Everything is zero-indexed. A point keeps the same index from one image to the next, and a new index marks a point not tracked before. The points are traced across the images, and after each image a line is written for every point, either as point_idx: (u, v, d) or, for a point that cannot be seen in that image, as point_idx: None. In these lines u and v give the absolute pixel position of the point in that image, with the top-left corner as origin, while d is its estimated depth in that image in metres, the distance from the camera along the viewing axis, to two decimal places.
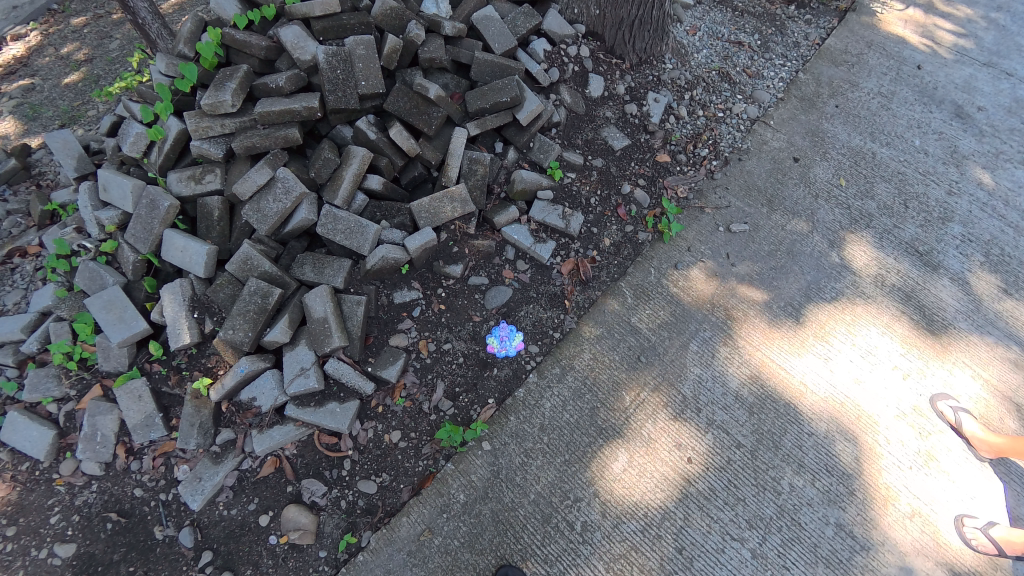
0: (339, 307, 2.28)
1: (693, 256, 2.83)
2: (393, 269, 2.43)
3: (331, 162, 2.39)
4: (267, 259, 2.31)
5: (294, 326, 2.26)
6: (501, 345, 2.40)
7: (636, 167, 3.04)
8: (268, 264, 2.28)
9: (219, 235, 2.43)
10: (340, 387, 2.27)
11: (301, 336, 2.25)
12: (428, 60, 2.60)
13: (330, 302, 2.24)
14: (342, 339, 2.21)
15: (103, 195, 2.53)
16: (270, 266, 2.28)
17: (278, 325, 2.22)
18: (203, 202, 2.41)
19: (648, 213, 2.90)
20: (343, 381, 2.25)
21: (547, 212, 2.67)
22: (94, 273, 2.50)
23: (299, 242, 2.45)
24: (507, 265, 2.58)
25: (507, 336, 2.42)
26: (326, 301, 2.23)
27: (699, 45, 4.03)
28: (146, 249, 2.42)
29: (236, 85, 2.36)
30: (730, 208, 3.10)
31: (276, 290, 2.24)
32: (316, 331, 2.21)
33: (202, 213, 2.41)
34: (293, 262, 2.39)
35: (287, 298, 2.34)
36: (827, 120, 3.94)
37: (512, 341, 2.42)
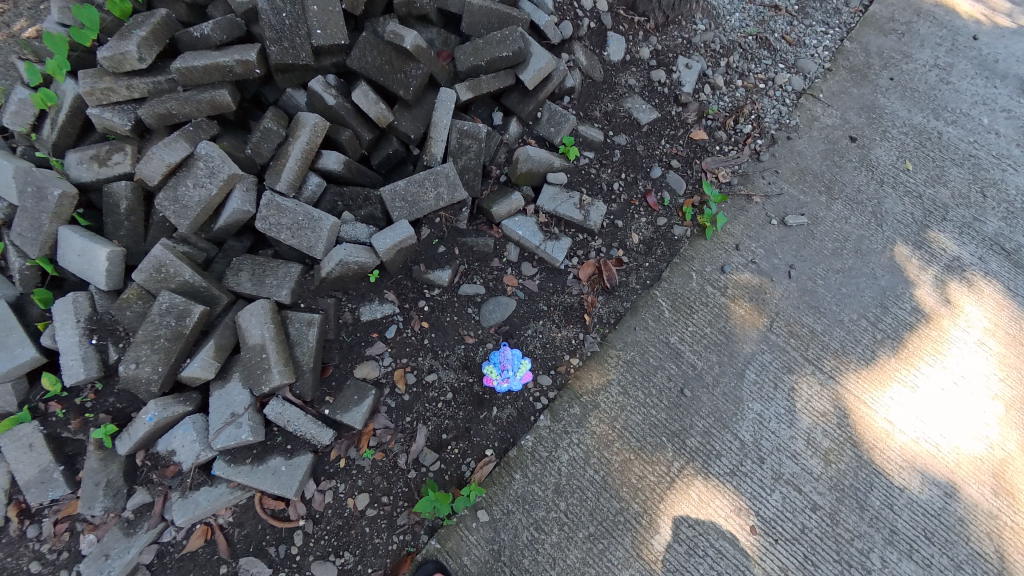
0: (284, 329, 1.68)
1: (742, 256, 2.25)
2: (358, 277, 1.79)
3: (274, 136, 1.80)
4: (189, 264, 1.73)
5: (224, 355, 1.68)
6: (502, 377, 1.81)
7: (667, 146, 2.48)
8: (189, 271, 1.70)
9: (130, 232, 1.84)
10: (286, 436, 1.69)
11: (234, 368, 1.68)
12: (405, 5, 2.00)
13: (271, 323, 1.64)
14: (286, 374, 1.63)
15: None
16: (192, 273, 1.69)
17: (199, 357, 1.63)
18: (108, 190, 1.82)
19: (685, 202, 2.33)
20: (290, 429, 1.67)
21: (560, 200, 2.07)
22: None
23: (239, 242, 1.88)
24: (508, 270, 1.97)
25: (510, 366, 1.82)
26: (264, 322, 1.63)
27: (733, 7, 3.43)
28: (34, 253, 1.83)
29: (146, 34, 1.76)
30: (783, 196, 2.53)
31: (197, 307, 1.66)
32: (251, 362, 1.63)
33: (107, 205, 1.82)
34: (228, 268, 1.81)
35: (216, 315, 1.75)
36: (882, 94, 3.37)
37: (515, 373, 1.82)
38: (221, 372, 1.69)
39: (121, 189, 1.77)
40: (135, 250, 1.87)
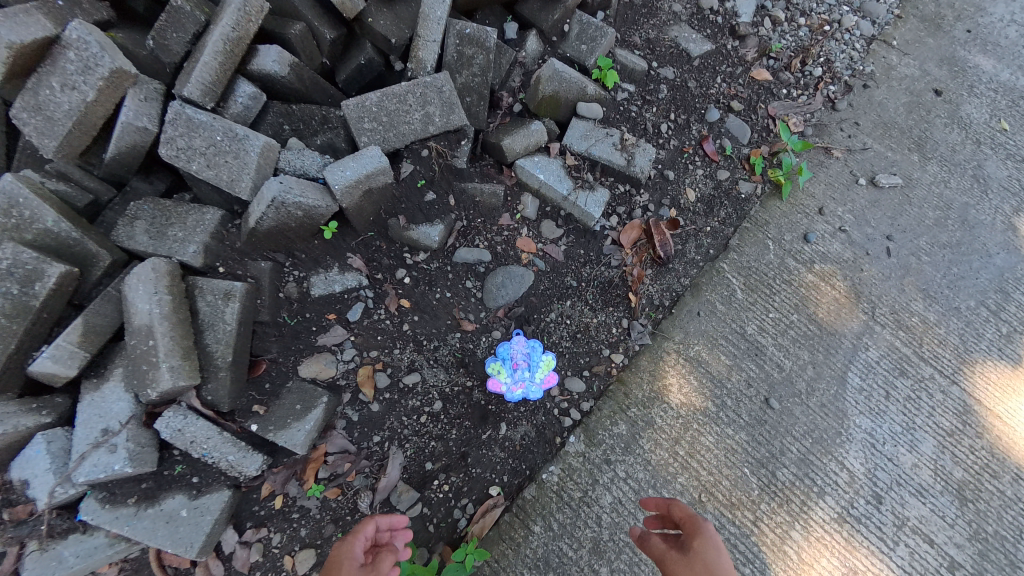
0: (190, 304, 1.13)
1: (828, 222, 1.71)
2: (306, 230, 1.22)
3: (188, 24, 1.25)
4: (55, 205, 1.16)
5: (100, 341, 1.12)
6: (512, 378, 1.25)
7: (724, 85, 1.93)
8: (52, 215, 1.13)
9: None
10: (191, 466, 1.12)
11: (118, 360, 1.13)
12: None
13: (168, 294, 1.08)
14: (185, 372, 1.06)
15: None
16: (54, 216, 1.13)
17: (57, 342, 1.08)
18: None
19: (751, 151, 1.77)
20: (195, 453, 1.11)
21: (595, 138, 1.50)
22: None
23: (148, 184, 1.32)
24: (522, 230, 1.40)
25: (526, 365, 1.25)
26: (154, 294, 1.07)
27: None
28: None
29: None
30: (868, 152, 1.99)
31: (58, 267, 1.09)
32: (134, 354, 1.07)
33: None
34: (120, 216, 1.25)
35: (94, 283, 1.18)
36: (962, 45, 2.82)
37: (532, 375, 1.25)
38: (98, 367, 1.14)
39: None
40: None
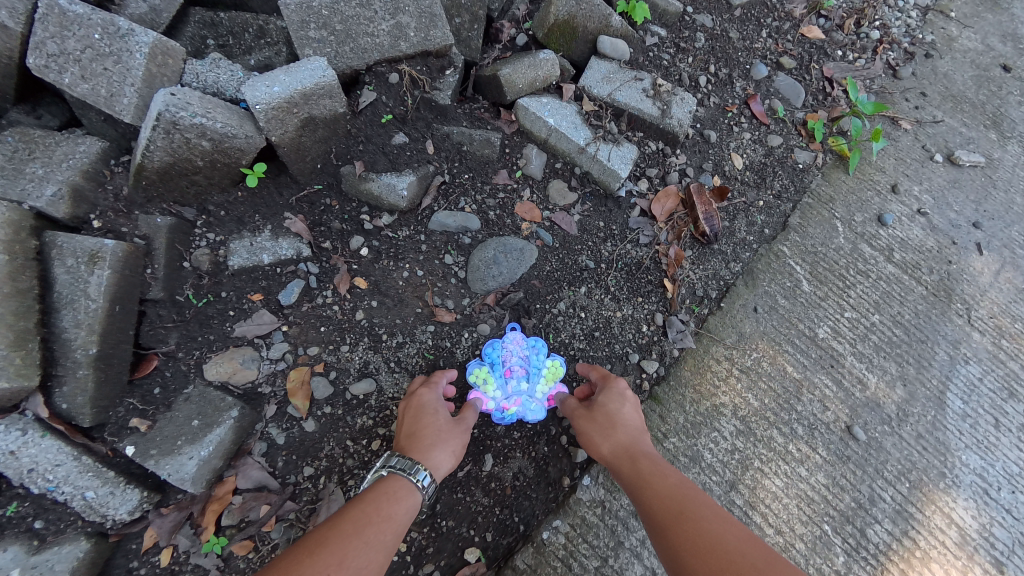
0: (43, 273, 0.82)
1: (905, 203, 1.36)
2: (221, 178, 0.92)
3: None
4: None
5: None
6: (503, 392, 0.95)
7: (772, 40, 1.52)
8: None
9: None
10: (34, 506, 0.81)
11: None
12: None
13: (2, 252, 0.77)
14: (10, 370, 0.76)
15: None
16: None
17: None
18: None
19: (809, 116, 1.38)
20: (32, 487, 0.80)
21: (621, 81, 1.14)
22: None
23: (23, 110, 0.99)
24: (527, 190, 1.06)
25: (523, 376, 0.96)
26: None
27: None
28: None
29: None
30: (940, 125, 1.65)
31: None
32: None
33: None
34: None
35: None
36: None
37: (531, 390, 0.96)
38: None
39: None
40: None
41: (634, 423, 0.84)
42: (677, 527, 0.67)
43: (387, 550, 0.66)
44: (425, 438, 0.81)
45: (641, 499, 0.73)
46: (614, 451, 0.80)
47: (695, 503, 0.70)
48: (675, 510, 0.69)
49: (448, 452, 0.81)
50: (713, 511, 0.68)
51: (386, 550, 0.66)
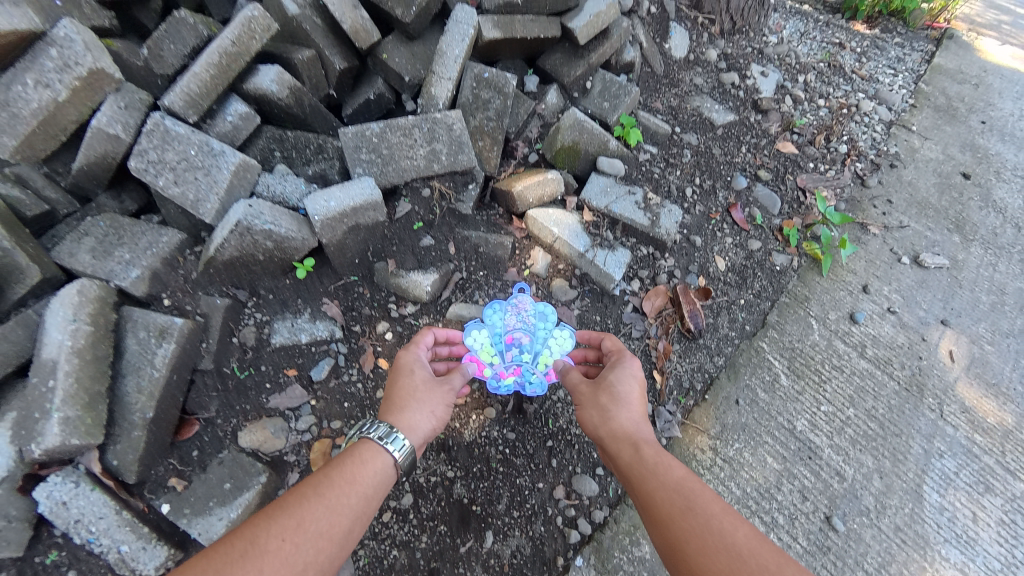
0: (115, 342, 0.96)
1: (876, 301, 1.50)
2: (276, 268, 1.08)
3: (191, 38, 1.17)
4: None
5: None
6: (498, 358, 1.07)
7: (750, 155, 1.76)
8: None
9: None
10: (69, 556, 0.90)
11: (17, 400, 0.93)
12: None
13: (88, 324, 0.91)
14: (82, 428, 0.86)
15: None
16: None
17: None
18: None
19: (783, 223, 1.57)
20: (73, 535, 0.88)
21: (616, 195, 1.33)
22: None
23: (115, 198, 1.19)
24: (532, 287, 1.22)
25: (523, 347, 1.07)
26: (69, 322, 0.89)
27: (794, 38, 2.95)
28: None
29: None
30: (906, 231, 1.83)
31: None
32: (28, 394, 0.87)
33: None
34: (69, 232, 1.10)
35: (13, 304, 1.00)
36: (980, 135, 2.78)
37: (532, 363, 1.06)
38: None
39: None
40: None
41: (635, 414, 0.87)
42: (680, 522, 0.69)
43: (354, 512, 0.71)
44: (401, 399, 0.87)
45: (644, 489, 0.75)
46: (616, 437, 0.84)
47: (698, 496, 0.71)
48: (680, 505, 0.70)
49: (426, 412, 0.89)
50: (720, 507, 0.69)
51: (352, 513, 0.71)
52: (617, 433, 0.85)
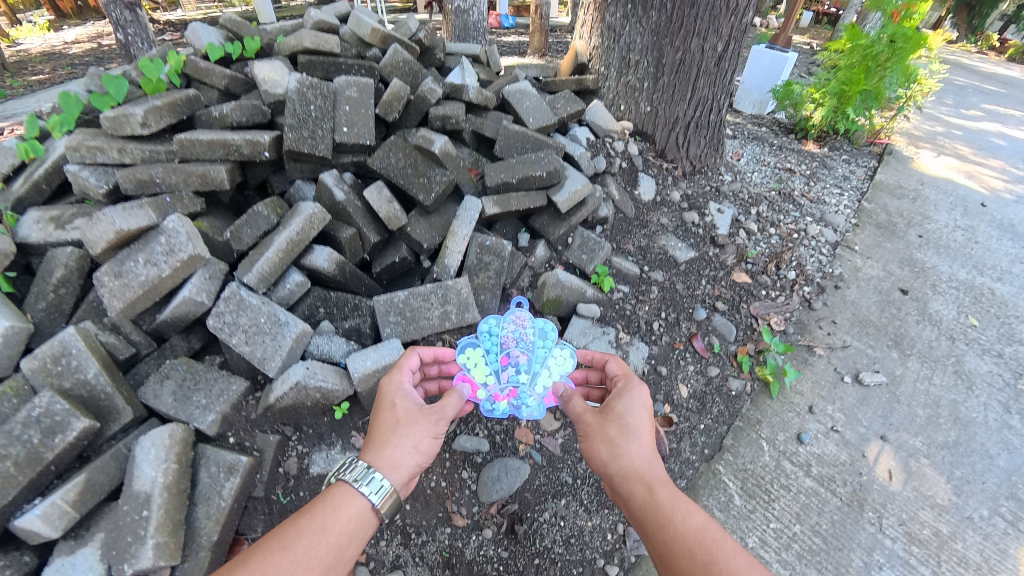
0: (191, 475, 1.19)
1: (821, 420, 1.76)
2: (318, 409, 1.34)
3: (261, 220, 1.49)
4: (102, 360, 1.28)
5: (92, 500, 1.13)
6: (497, 380, 1.41)
7: (709, 287, 2.13)
8: (95, 371, 1.24)
9: (47, 309, 1.42)
10: None
11: (103, 521, 1.11)
12: (439, 117, 1.90)
13: (175, 462, 1.15)
14: (166, 552, 1.07)
15: None
16: (97, 369, 1.24)
17: (51, 497, 1.07)
18: (49, 254, 1.48)
19: (738, 349, 1.92)
20: None
21: (593, 335, 1.70)
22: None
23: (186, 340, 1.47)
24: (523, 421, 1.54)
25: (516, 369, 1.42)
26: (162, 462, 1.13)
27: (749, 167, 3.52)
28: None
29: (161, 104, 1.60)
30: (849, 349, 2.12)
31: (84, 423, 1.14)
32: (122, 521, 1.09)
33: (40, 272, 1.46)
34: (153, 373, 1.36)
35: (108, 438, 1.23)
36: (918, 249, 3.22)
37: (527, 380, 1.42)
38: (79, 528, 1.12)
39: (62, 254, 1.44)
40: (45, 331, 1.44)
41: (647, 455, 1.07)
42: (703, 560, 0.86)
43: (313, 545, 0.89)
44: (375, 433, 1.08)
45: (668, 529, 0.93)
46: (637, 479, 1.03)
47: (715, 538, 0.89)
48: (703, 547, 0.88)
49: (416, 433, 1.11)
50: (730, 546, 0.87)
51: (310, 545, 0.89)
52: (627, 470, 1.05)
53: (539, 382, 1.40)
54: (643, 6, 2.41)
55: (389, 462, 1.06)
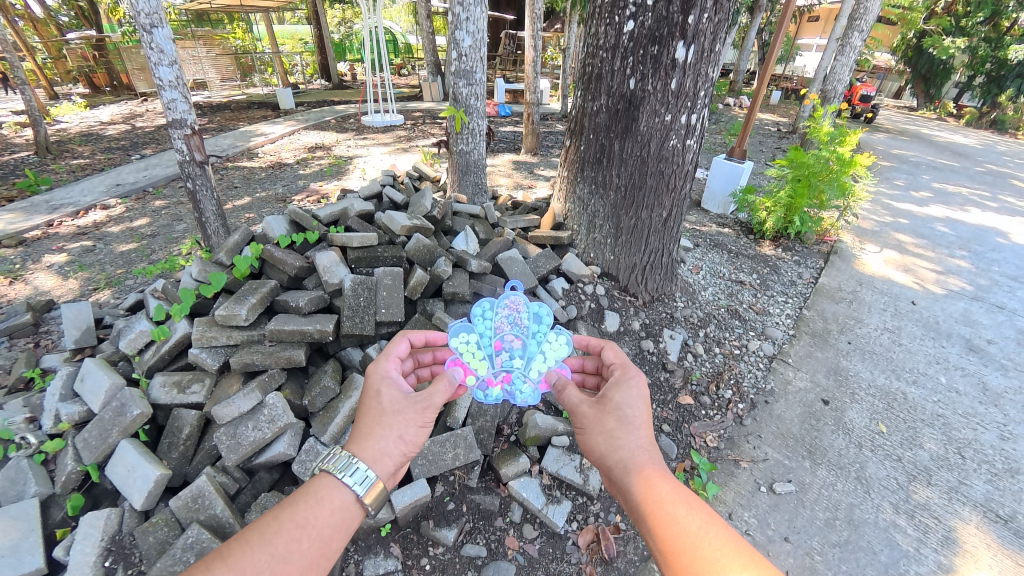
0: None
1: (738, 525, 2.39)
2: (368, 529, 2.04)
3: (328, 391, 2.16)
4: (222, 498, 1.90)
5: None
6: (494, 369, 2.06)
7: (659, 410, 2.85)
8: (220, 506, 1.86)
9: (180, 455, 2.07)
10: None
11: None
12: (450, 292, 2.61)
13: None
14: None
15: (77, 386, 2.32)
16: (222, 505, 1.86)
17: None
18: (177, 414, 2.11)
19: (677, 465, 2.61)
20: None
21: (563, 461, 2.36)
22: (18, 474, 2.10)
23: (269, 474, 2.07)
24: (510, 531, 2.18)
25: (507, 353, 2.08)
26: None
27: (705, 283, 4.37)
28: (90, 460, 2.05)
29: (256, 300, 2.28)
30: (770, 461, 2.78)
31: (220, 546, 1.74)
32: None
33: (171, 427, 2.10)
34: (254, 503, 1.97)
35: None
36: (845, 357, 3.95)
37: (516, 364, 2.08)
38: None
39: (190, 417, 2.07)
40: (175, 471, 2.06)
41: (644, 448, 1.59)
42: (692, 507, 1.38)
43: (296, 529, 1.33)
44: (363, 431, 1.57)
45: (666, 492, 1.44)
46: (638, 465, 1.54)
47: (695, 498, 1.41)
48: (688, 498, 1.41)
49: (405, 424, 1.63)
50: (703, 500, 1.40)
51: (296, 529, 1.33)
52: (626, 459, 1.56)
53: (534, 365, 2.06)
54: (604, 186, 3.17)
55: (379, 449, 1.57)
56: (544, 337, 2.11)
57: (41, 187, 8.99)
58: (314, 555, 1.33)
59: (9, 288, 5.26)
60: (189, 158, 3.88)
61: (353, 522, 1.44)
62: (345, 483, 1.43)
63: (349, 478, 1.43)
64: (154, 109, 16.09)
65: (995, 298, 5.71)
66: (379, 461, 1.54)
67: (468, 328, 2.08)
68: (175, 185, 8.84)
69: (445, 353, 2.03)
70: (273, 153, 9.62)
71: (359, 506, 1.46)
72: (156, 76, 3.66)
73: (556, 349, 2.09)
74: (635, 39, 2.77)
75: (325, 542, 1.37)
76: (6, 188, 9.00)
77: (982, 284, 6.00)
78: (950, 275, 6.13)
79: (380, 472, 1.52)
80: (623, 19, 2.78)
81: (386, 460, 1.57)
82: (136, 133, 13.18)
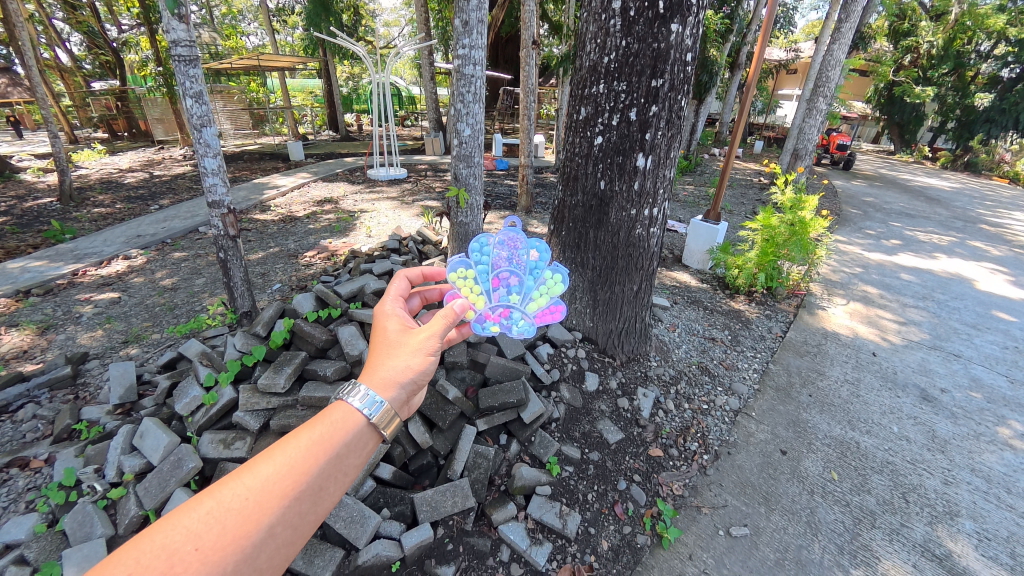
0: None
1: (697, 564, 2.76)
2: (383, 566, 2.41)
3: None
4: None
5: None
6: (493, 303, 2.19)
7: (631, 461, 3.27)
8: None
9: None
10: None
11: None
12: (451, 361, 3.20)
13: None
14: None
15: (137, 441, 2.79)
16: None
17: None
18: (224, 467, 2.56)
19: (645, 512, 3.01)
20: None
21: (545, 509, 2.79)
22: (85, 518, 2.48)
23: None
24: (500, 568, 2.55)
25: (504, 295, 2.25)
26: None
27: (679, 340, 4.91)
28: (150, 504, 2.45)
29: (291, 370, 2.83)
30: (727, 507, 3.18)
31: None
32: None
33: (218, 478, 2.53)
34: None
35: None
36: (805, 409, 4.39)
37: (512, 304, 2.25)
38: None
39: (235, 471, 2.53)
40: None
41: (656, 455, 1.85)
42: None
43: (319, 450, 1.22)
44: (371, 364, 1.47)
45: None
46: None
47: None
48: None
49: (409, 354, 1.54)
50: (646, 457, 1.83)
51: (317, 450, 1.22)
52: None
53: (531, 302, 2.29)
54: (582, 265, 3.78)
55: (387, 376, 1.43)
56: (539, 274, 2.33)
57: (65, 235, 9.46)
58: (330, 477, 1.22)
59: (40, 339, 5.66)
60: (223, 233, 4.45)
61: (371, 447, 1.32)
62: (357, 407, 1.29)
63: (360, 402, 1.29)
64: (171, 157, 16.92)
65: (952, 346, 6.01)
66: (388, 390, 1.39)
67: (467, 264, 2.19)
68: (192, 237, 9.40)
69: (444, 286, 2.11)
70: (284, 206, 10.26)
71: (376, 430, 1.32)
72: (202, 165, 4.27)
73: (552, 285, 2.33)
74: (604, 151, 3.42)
75: (341, 462, 1.25)
76: (30, 236, 9.49)
77: (946, 332, 6.42)
78: (914, 324, 6.59)
79: (391, 399, 1.38)
80: (594, 135, 3.44)
81: (397, 389, 1.42)
82: (154, 181, 13.87)
